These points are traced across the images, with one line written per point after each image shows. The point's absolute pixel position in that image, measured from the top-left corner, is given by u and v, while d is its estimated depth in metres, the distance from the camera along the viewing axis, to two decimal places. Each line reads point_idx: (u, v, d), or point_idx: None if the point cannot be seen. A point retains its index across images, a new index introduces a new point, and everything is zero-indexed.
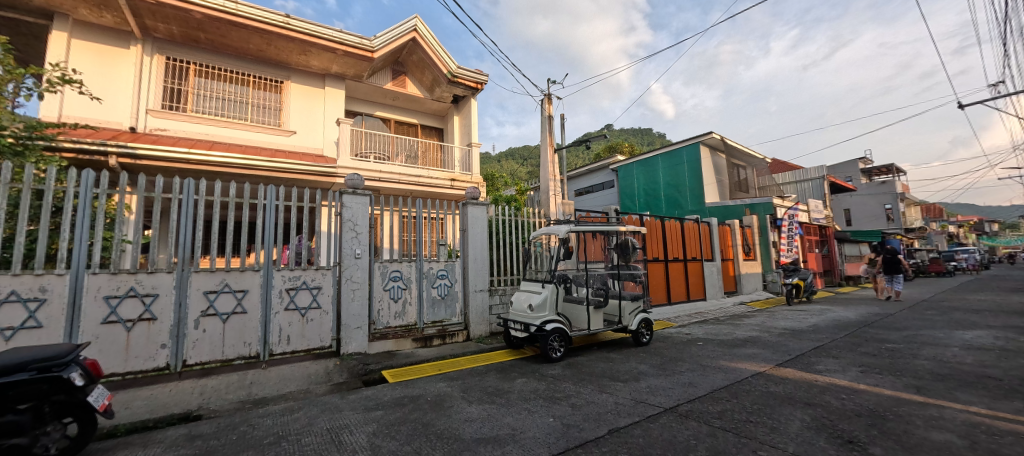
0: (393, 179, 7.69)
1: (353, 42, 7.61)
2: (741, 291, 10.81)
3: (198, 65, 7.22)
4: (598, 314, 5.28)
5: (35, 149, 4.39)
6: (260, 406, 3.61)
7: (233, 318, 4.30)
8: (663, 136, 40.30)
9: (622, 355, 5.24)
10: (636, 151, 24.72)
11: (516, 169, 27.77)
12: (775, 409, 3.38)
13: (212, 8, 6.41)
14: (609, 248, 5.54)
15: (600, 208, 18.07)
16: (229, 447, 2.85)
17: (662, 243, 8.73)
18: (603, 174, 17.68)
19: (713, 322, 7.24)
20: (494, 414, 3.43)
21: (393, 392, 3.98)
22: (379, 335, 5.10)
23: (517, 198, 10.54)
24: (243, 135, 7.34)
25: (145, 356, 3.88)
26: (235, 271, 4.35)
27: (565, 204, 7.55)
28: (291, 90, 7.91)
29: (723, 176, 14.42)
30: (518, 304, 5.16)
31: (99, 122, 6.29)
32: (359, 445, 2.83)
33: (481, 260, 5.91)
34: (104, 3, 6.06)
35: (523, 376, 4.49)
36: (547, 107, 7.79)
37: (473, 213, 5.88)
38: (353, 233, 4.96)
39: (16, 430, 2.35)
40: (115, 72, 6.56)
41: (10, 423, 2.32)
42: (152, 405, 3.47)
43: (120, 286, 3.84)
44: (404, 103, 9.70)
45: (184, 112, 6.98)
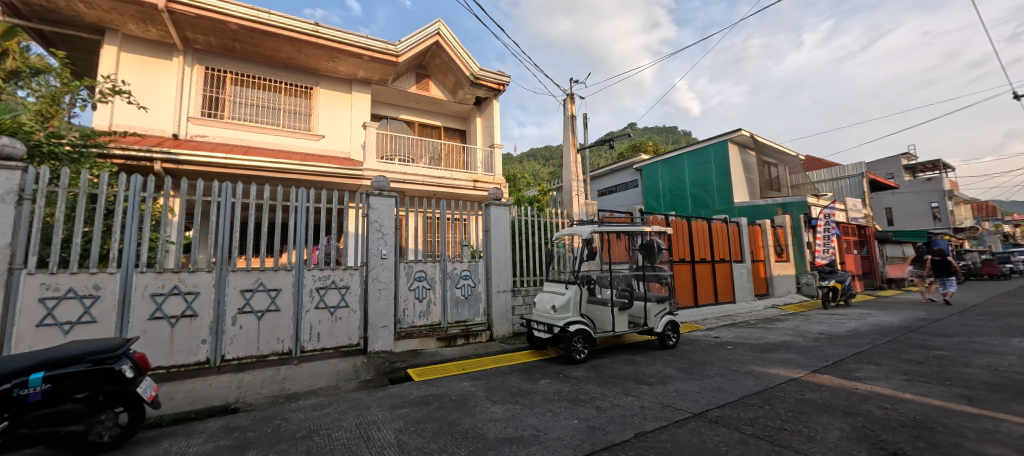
0: (416, 181, 7.82)
1: (378, 48, 7.78)
2: (772, 293, 10.41)
3: (234, 74, 7.57)
4: (623, 316, 5.19)
5: (89, 156, 4.70)
6: (293, 400, 3.73)
7: (268, 315, 4.47)
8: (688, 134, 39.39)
9: (648, 357, 5.13)
10: (661, 149, 24.27)
11: (537, 170, 27.74)
12: (812, 417, 3.23)
13: (247, 19, 6.71)
14: (634, 249, 5.45)
15: (624, 208, 17.83)
16: (264, 440, 2.97)
17: (690, 244, 8.52)
18: (626, 174, 17.46)
19: (743, 326, 6.99)
20: (518, 415, 3.42)
21: (418, 390, 4.04)
22: (405, 334, 5.19)
23: (540, 198, 10.53)
24: (274, 139, 7.64)
25: (188, 351, 4.09)
26: (269, 271, 4.52)
27: (588, 204, 7.48)
28: (320, 96, 8.18)
29: (752, 174, 13.92)
30: (541, 305, 5.15)
31: (145, 130, 6.69)
32: (386, 442, 2.89)
33: (504, 260, 5.92)
34: (149, 18, 6.43)
35: (546, 377, 4.46)
36: (570, 107, 7.74)
37: (496, 214, 5.90)
38: (379, 234, 5.07)
39: (72, 418, 2.54)
40: (159, 82, 6.95)
41: (67, 412, 2.52)
42: (194, 397, 3.66)
43: (165, 284, 4.07)
44: (427, 106, 9.86)
45: (221, 119, 7.34)
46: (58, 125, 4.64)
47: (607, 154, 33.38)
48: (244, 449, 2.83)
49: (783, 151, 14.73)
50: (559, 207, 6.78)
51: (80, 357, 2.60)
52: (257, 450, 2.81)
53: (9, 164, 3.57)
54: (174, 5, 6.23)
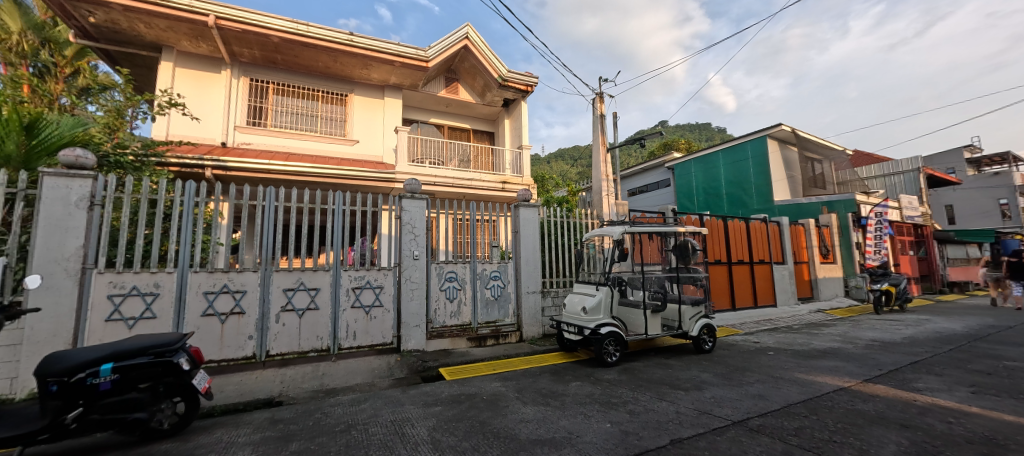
0: (446, 183, 7.95)
1: (409, 54, 7.99)
2: (816, 297, 9.84)
3: (275, 84, 7.98)
4: (656, 318, 5.06)
5: (150, 165, 5.08)
6: (331, 396, 3.88)
7: (308, 313, 4.67)
8: (722, 130, 38.03)
9: (682, 362, 4.97)
10: (694, 147, 23.54)
11: (565, 171, 27.63)
12: (865, 430, 3.02)
13: (287, 31, 7.05)
14: (667, 250, 5.31)
15: (656, 208, 17.44)
16: (306, 432, 3.09)
17: (727, 245, 8.20)
18: (659, 173, 17.12)
19: (785, 331, 6.64)
20: (549, 416, 3.40)
21: (450, 390, 4.10)
22: (436, 333, 5.28)
23: (569, 199, 10.44)
24: (312, 145, 7.98)
25: (236, 346, 4.34)
26: (309, 271, 4.72)
27: (619, 205, 7.34)
28: (354, 103, 8.49)
29: (793, 171, 13.23)
30: (571, 306, 5.10)
31: (197, 139, 7.17)
32: (420, 439, 2.94)
33: (534, 261, 5.91)
34: (200, 35, 6.88)
35: (577, 379, 4.41)
36: (600, 106, 7.64)
37: (525, 214, 5.91)
38: (411, 235, 5.19)
39: (137, 406, 2.74)
40: (210, 94, 7.44)
41: (132, 400, 2.73)
42: (241, 390, 3.88)
43: (216, 282, 4.34)
44: (456, 109, 10.01)
45: (264, 127, 7.75)
46: (122, 136, 5.04)
47: (637, 154, 32.77)
48: (288, 440, 2.96)
49: (827, 146, 13.90)
50: (589, 208, 6.71)
51: (142, 350, 2.82)
52: (299, 442, 2.94)
53: (83, 173, 3.90)
54: (222, 21, 6.64)
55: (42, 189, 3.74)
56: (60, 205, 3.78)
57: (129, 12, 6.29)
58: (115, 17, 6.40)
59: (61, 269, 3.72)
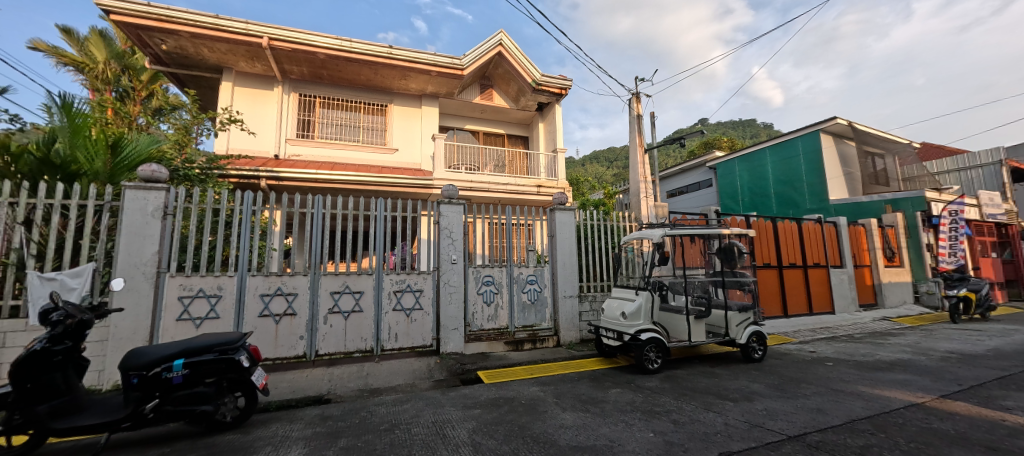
0: (482, 188, 8.08)
1: (445, 63, 8.20)
2: (879, 304, 9.06)
3: (321, 98, 8.45)
4: (700, 324, 4.86)
5: (213, 177, 5.52)
6: (376, 395, 4.02)
7: (353, 315, 4.87)
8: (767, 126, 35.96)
9: (729, 371, 4.74)
10: (738, 145, 22.44)
11: (600, 174, 27.33)
12: (944, 451, 2.73)
13: (333, 48, 7.45)
14: (711, 254, 5.09)
15: (699, 208, 16.88)
16: (354, 430, 3.22)
17: (778, 248, 7.73)
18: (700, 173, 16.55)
19: (845, 340, 6.15)
20: (589, 423, 3.34)
21: (489, 393, 4.13)
22: (474, 336, 5.35)
23: (606, 202, 10.27)
24: (355, 155, 8.38)
25: (289, 346, 4.60)
26: (353, 275, 4.93)
27: (657, 206, 7.13)
28: (393, 112, 8.84)
29: (849, 167, 12.30)
30: (610, 311, 5.00)
31: (253, 152, 7.71)
32: (461, 441, 2.98)
33: (571, 265, 5.85)
34: (255, 55, 7.42)
35: (617, 386, 4.30)
36: (636, 106, 7.47)
37: (561, 218, 5.87)
38: (449, 240, 5.30)
39: (203, 399, 2.98)
40: (264, 110, 8.00)
41: (199, 393, 2.97)
42: (294, 387, 4.11)
43: (271, 285, 4.63)
44: (490, 115, 10.15)
45: (312, 139, 8.21)
46: (190, 151, 5.53)
47: (674, 154, 31.70)
48: (337, 436, 3.10)
49: (889, 139, 12.79)
50: (626, 210, 6.57)
51: (208, 347, 3.05)
52: (348, 438, 3.06)
53: (157, 185, 4.28)
54: (275, 42, 7.13)
55: (125, 201, 4.16)
56: (139, 215, 4.18)
57: (195, 38, 6.89)
58: (183, 44, 7.04)
59: (140, 272, 4.11)
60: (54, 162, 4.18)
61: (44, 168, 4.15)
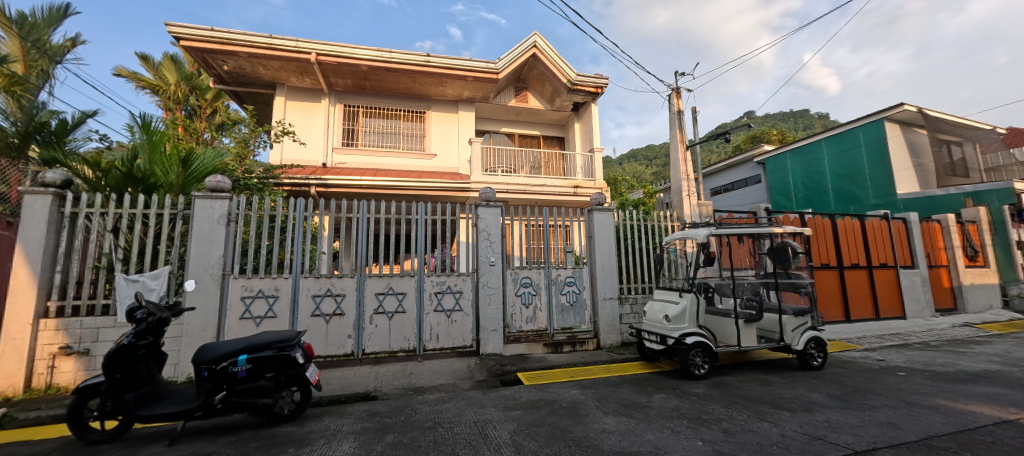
0: (519, 190, 8.13)
1: (480, 68, 8.33)
2: (959, 309, 8.15)
3: (364, 108, 8.85)
4: (751, 329, 4.61)
5: (269, 186, 5.92)
6: (419, 394, 4.13)
7: (396, 316, 5.05)
8: (822, 117, 33.40)
9: (785, 378, 4.45)
10: (789, 138, 21.03)
11: (640, 173, 26.69)
12: None
13: (374, 59, 7.79)
14: (761, 254, 4.82)
15: (745, 208, 16.22)
16: (399, 426, 3.33)
17: (839, 248, 7.17)
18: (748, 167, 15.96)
19: (919, 348, 5.58)
20: (633, 429, 3.25)
21: (529, 394, 4.13)
22: (513, 338, 5.38)
23: (646, 201, 9.98)
24: (397, 161, 8.70)
25: (338, 344, 4.84)
26: (396, 277, 5.11)
27: (702, 205, 6.84)
28: (431, 119, 9.11)
29: (917, 158, 11.22)
30: (652, 314, 4.84)
31: (304, 161, 8.20)
32: (503, 442, 2.99)
33: (610, 266, 5.73)
34: (305, 71, 7.90)
35: (661, 391, 4.15)
36: (677, 102, 7.22)
37: (599, 218, 5.78)
38: (487, 242, 5.36)
39: (263, 393, 3.20)
40: (314, 120, 8.50)
41: (260, 387, 3.19)
42: (343, 384, 4.32)
43: (322, 287, 4.89)
44: (526, 117, 10.20)
45: (356, 147, 8.61)
46: (249, 163, 6.00)
47: (717, 150, 30.27)
48: (384, 432, 3.22)
49: (967, 124, 11.50)
50: (668, 209, 6.36)
51: (268, 344, 3.26)
52: (394, 434, 3.17)
53: (221, 195, 4.64)
54: (322, 57, 7.56)
55: (194, 209, 4.55)
56: (207, 222, 4.56)
57: (252, 58, 7.44)
58: (242, 64, 7.63)
59: (208, 274, 4.48)
60: (136, 176, 4.68)
61: (127, 182, 4.66)
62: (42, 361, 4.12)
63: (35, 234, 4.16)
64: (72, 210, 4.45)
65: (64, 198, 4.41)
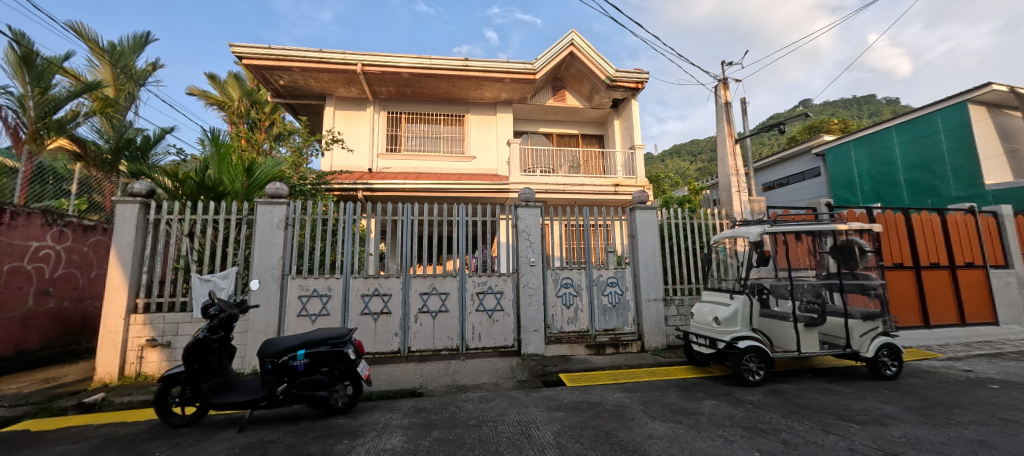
0: (558, 190, 8.10)
1: (518, 69, 8.37)
2: None
3: (406, 114, 9.18)
4: (812, 333, 4.28)
5: (321, 191, 6.29)
6: (462, 392, 4.22)
7: (440, 315, 5.19)
8: (891, 101, 30.32)
9: (851, 388, 4.10)
10: (852, 127, 19.32)
11: (684, 170, 25.79)
12: None
13: (415, 66, 8.06)
14: (823, 253, 4.48)
15: (806, 203, 15.16)
16: (445, 423, 3.42)
17: (915, 246, 6.50)
18: (807, 160, 14.91)
19: (1017, 358, 4.93)
20: (682, 435, 3.12)
21: (572, 396, 4.10)
22: (555, 339, 5.35)
23: (691, 199, 9.57)
24: (438, 165, 8.96)
25: (386, 341, 5.04)
26: (439, 277, 5.25)
27: (753, 202, 6.46)
28: (470, 122, 9.30)
29: (1007, 143, 9.97)
30: (701, 316, 4.64)
31: (352, 167, 8.63)
32: (547, 442, 2.98)
33: (654, 267, 5.57)
34: (351, 81, 8.30)
35: (712, 398, 3.96)
36: (723, 93, 6.88)
37: (642, 217, 5.62)
38: (527, 242, 5.37)
39: (320, 386, 3.41)
40: (360, 128, 8.91)
41: (316, 381, 3.40)
42: (391, 380, 4.50)
43: (370, 287, 5.12)
44: (564, 116, 10.14)
45: (399, 152, 8.93)
46: (303, 170, 6.43)
47: (768, 143, 28.39)
48: (430, 428, 3.31)
49: None
50: (715, 207, 6.09)
51: (322, 340, 3.45)
52: (440, 430, 3.26)
53: (279, 200, 4.97)
54: (367, 67, 7.92)
55: (257, 215, 4.92)
56: (268, 226, 4.91)
57: (304, 72, 7.93)
58: (296, 78, 8.16)
59: (270, 274, 4.83)
60: (208, 184, 5.16)
61: (200, 191, 5.14)
62: (133, 352, 4.62)
63: (126, 239, 4.68)
64: (155, 217, 4.95)
65: (149, 206, 4.91)
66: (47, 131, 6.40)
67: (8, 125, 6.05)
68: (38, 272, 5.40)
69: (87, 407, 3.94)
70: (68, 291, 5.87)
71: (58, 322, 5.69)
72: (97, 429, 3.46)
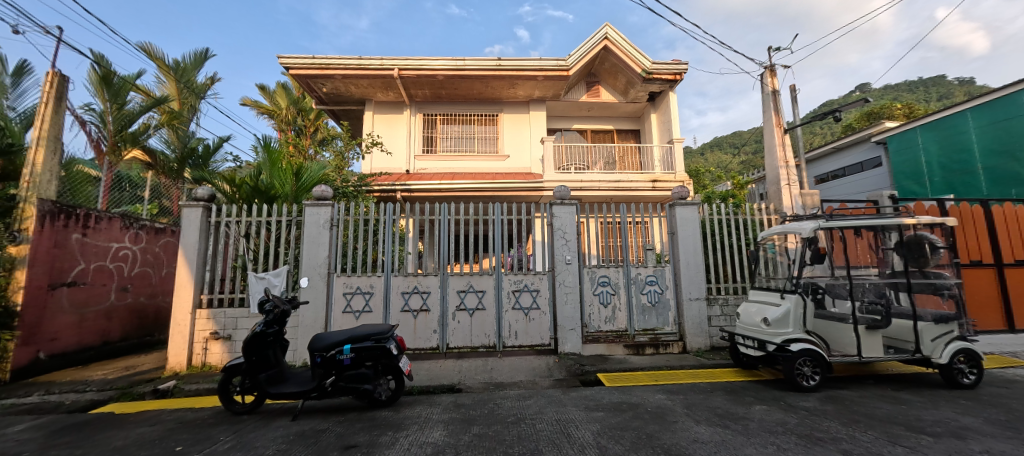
0: (593, 187, 7.98)
1: (551, 66, 8.33)
2: None
3: (440, 115, 9.37)
4: (875, 337, 3.97)
5: (362, 192, 6.56)
6: (500, 389, 4.26)
7: (477, 313, 5.27)
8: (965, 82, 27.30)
9: (921, 397, 3.77)
10: (918, 111, 17.57)
11: (726, 165, 24.67)
12: None
13: (450, 68, 8.22)
14: (886, 249, 4.23)
15: (865, 196, 14.03)
16: (484, 419, 3.47)
17: (996, 241, 5.86)
18: (867, 148, 13.83)
19: None
20: (729, 440, 3.00)
21: (610, 396, 4.04)
22: (592, 338, 5.28)
23: (735, 193, 9.12)
24: (472, 164, 9.09)
25: (425, 338, 5.18)
26: (476, 275, 5.34)
27: (806, 195, 6.06)
28: (503, 121, 9.36)
29: None
30: (747, 317, 4.43)
31: (391, 169, 8.92)
32: (587, 442, 2.96)
33: (695, 265, 5.37)
34: (389, 85, 8.58)
35: (762, 403, 3.76)
36: (770, 81, 6.50)
37: (682, 213, 5.44)
38: (563, 241, 5.33)
39: (364, 380, 3.56)
40: (398, 131, 9.19)
41: (362, 374, 3.55)
42: (430, 375, 4.62)
43: (410, 285, 5.28)
44: (598, 112, 9.97)
45: (435, 153, 9.15)
46: (346, 173, 6.74)
47: (820, 133, 26.43)
48: (470, 423, 3.38)
49: None
50: (762, 201, 5.82)
51: (366, 336, 3.59)
52: (479, 426, 3.31)
53: (324, 202, 5.22)
54: (404, 71, 8.17)
55: (306, 216, 5.21)
56: (315, 226, 5.18)
57: (345, 79, 8.29)
58: (337, 85, 8.54)
59: (317, 272, 5.10)
60: (261, 188, 5.53)
61: (255, 194, 5.51)
62: (198, 344, 5.03)
63: (192, 239, 5.10)
64: (216, 219, 5.33)
65: (210, 209, 5.31)
66: (123, 143, 7.10)
67: (92, 138, 6.75)
68: (118, 270, 6.00)
69: (161, 393, 4.34)
70: (143, 288, 6.49)
71: (135, 315, 6.30)
72: (170, 413, 3.80)
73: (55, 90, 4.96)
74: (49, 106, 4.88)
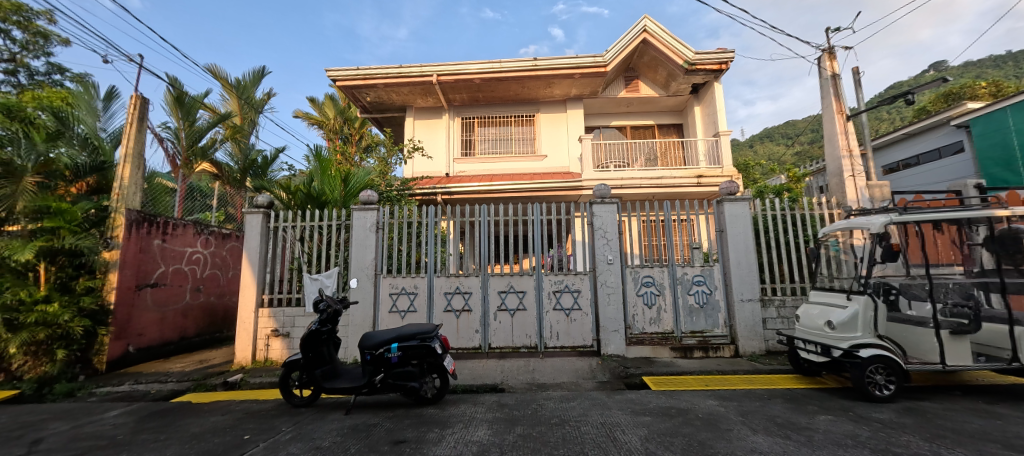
0: (634, 184, 7.79)
1: (587, 63, 8.23)
2: None
3: (478, 118, 9.52)
4: (962, 343, 3.55)
5: (404, 196, 6.81)
6: (544, 390, 4.25)
7: (518, 313, 5.30)
8: None
9: (1022, 412, 3.33)
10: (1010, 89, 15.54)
11: (777, 157, 23.15)
12: None
13: (486, 71, 8.34)
14: (972, 245, 3.77)
15: (944, 187, 12.65)
16: (528, 420, 3.48)
17: None
18: (945, 132, 12.46)
19: None
20: (791, 451, 2.81)
21: (658, 400, 3.91)
22: (636, 340, 5.15)
23: (791, 188, 8.54)
24: (510, 165, 9.15)
25: (468, 337, 5.28)
26: (517, 276, 5.37)
27: (873, 187, 5.57)
28: (540, 121, 9.36)
29: None
30: (808, 319, 4.13)
31: (432, 173, 9.18)
32: (634, 447, 2.89)
33: (747, 264, 5.09)
34: (429, 91, 8.83)
35: (827, 413, 3.49)
36: (829, 64, 6.03)
37: (731, 210, 5.18)
38: (604, 240, 5.23)
39: (411, 377, 3.68)
40: (437, 135, 9.43)
41: (409, 372, 3.67)
42: (474, 374, 4.71)
43: (453, 285, 5.41)
44: (637, 107, 9.70)
45: (473, 156, 9.32)
46: (390, 178, 7.03)
47: (888, 118, 24.06)
48: (514, 423, 3.40)
49: None
50: (821, 196, 5.41)
51: (412, 335, 3.72)
52: (523, 427, 3.33)
53: (370, 206, 5.45)
54: (442, 77, 8.38)
55: (354, 220, 5.47)
56: (363, 230, 5.44)
57: (387, 87, 8.63)
58: (381, 94, 8.91)
59: (365, 274, 5.35)
60: (314, 195, 5.90)
61: (308, 201, 5.89)
62: (261, 340, 5.43)
63: (254, 243, 5.51)
64: (274, 224, 5.73)
65: (269, 216, 5.71)
66: (194, 157, 7.80)
67: (169, 154, 7.48)
68: (192, 272, 6.62)
69: (230, 385, 4.74)
70: (213, 288, 7.11)
71: (206, 313, 6.92)
72: (238, 404, 4.13)
73: (138, 112, 5.56)
74: (133, 125, 5.48)
